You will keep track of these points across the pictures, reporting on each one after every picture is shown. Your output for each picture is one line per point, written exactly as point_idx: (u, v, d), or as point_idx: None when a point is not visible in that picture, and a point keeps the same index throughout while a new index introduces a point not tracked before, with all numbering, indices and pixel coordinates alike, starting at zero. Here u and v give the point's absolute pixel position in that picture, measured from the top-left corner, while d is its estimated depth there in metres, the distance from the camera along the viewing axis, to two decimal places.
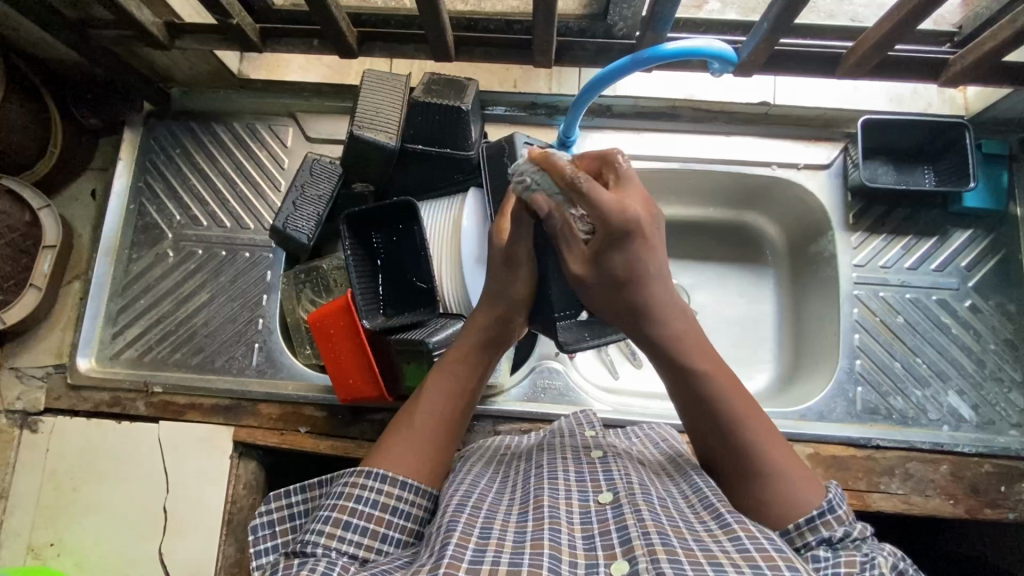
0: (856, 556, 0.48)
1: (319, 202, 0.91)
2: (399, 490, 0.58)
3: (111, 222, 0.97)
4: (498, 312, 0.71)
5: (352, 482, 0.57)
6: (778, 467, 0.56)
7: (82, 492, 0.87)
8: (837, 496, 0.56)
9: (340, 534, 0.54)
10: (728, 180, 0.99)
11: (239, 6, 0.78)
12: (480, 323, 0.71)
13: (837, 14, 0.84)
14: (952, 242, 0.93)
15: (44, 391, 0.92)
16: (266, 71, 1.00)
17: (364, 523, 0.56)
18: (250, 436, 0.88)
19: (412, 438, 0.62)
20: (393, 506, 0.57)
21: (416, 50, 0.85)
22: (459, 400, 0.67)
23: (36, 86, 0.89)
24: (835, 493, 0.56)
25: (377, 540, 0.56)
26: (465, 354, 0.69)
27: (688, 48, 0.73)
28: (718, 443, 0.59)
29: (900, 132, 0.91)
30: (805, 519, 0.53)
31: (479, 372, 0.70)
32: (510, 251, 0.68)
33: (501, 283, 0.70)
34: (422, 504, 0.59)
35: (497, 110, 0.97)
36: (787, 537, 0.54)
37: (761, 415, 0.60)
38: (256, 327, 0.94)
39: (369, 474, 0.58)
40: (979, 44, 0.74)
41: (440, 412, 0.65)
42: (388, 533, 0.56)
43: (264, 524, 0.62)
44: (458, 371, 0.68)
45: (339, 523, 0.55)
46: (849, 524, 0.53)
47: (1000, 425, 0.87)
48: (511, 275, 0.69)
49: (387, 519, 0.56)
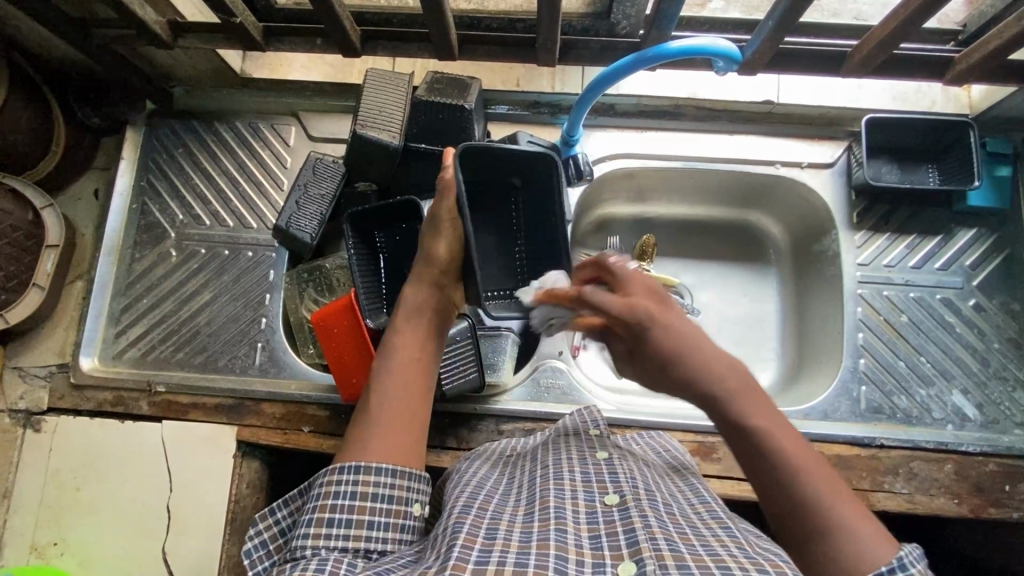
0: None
1: (323, 201, 0.91)
2: (375, 476, 0.57)
3: (113, 221, 0.97)
4: (426, 281, 0.70)
5: (328, 481, 0.56)
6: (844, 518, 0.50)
7: (85, 492, 0.87)
8: (912, 552, 0.48)
9: (325, 533, 0.54)
10: (732, 179, 0.99)
11: (242, 5, 0.78)
12: (412, 298, 0.70)
13: (841, 13, 0.84)
14: (956, 241, 0.93)
15: (47, 391, 0.92)
16: (268, 70, 1.00)
17: (347, 515, 0.55)
18: (252, 435, 0.87)
19: (368, 423, 0.61)
20: (372, 492, 0.56)
21: (421, 49, 0.84)
22: (411, 372, 0.65)
23: (39, 86, 0.89)
24: (909, 548, 0.48)
25: (365, 529, 0.55)
26: (404, 326, 0.68)
27: (692, 47, 0.73)
28: (778, 495, 0.52)
29: (905, 131, 0.90)
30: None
31: (426, 342, 0.68)
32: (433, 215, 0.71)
33: (425, 249, 0.71)
34: (404, 486, 0.58)
35: (500, 108, 0.97)
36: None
37: (825, 468, 0.53)
38: (259, 326, 0.94)
39: (342, 469, 0.57)
40: (984, 42, 0.74)
41: (389, 390, 0.63)
42: (375, 519, 0.56)
43: (256, 547, 0.61)
44: (398, 344, 0.66)
45: (323, 522, 0.55)
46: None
47: (1004, 424, 0.87)
48: (433, 237, 0.70)
49: (370, 505, 0.55)
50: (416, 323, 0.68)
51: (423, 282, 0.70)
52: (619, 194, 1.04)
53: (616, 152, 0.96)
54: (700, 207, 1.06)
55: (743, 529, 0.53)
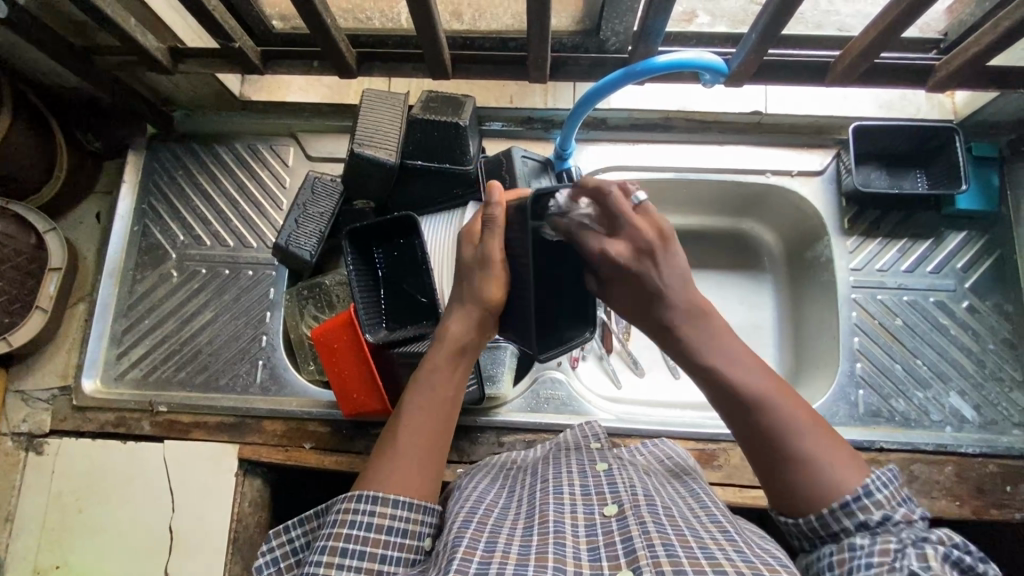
0: (891, 543, 0.48)
1: (321, 220, 0.93)
2: (393, 509, 0.57)
3: (115, 244, 0.98)
4: (470, 315, 0.69)
5: (346, 507, 0.57)
6: (803, 421, 0.55)
7: (87, 513, 0.87)
8: (885, 476, 0.53)
9: (338, 562, 0.54)
10: (724, 188, 1.00)
11: (240, 30, 0.80)
12: (453, 331, 0.69)
13: (824, 25, 0.85)
14: (947, 244, 0.95)
15: (49, 413, 0.92)
16: (267, 92, 1.02)
17: (361, 547, 0.55)
18: (254, 454, 0.88)
19: (394, 456, 0.61)
20: (388, 526, 0.56)
21: (414, 68, 0.87)
22: (441, 408, 0.65)
23: (42, 112, 0.91)
24: (880, 472, 0.53)
25: (377, 561, 0.55)
26: (443, 362, 0.68)
27: (679, 60, 0.75)
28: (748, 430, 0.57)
29: (891, 137, 0.92)
30: (839, 504, 0.51)
31: (458, 380, 0.68)
32: (485, 253, 0.68)
33: (472, 286, 0.69)
34: (419, 519, 0.58)
35: (493, 125, 0.98)
36: (822, 521, 0.52)
37: (816, 426, 0.55)
38: (260, 344, 0.94)
39: (360, 497, 0.57)
40: (965, 49, 0.75)
41: (419, 427, 0.64)
42: (388, 553, 0.56)
43: (268, 564, 0.61)
44: (434, 381, 0.67)
45: (336, 551, 0.54)
46: (891, 507, 0.51)
47: (1002, 425, 0.87)
48: (484, 278, 0.68)
49: (385, 538, 0.56)
50: (455, 360, 0.68)
51: (470, 324, 0.69)
52: None
53: (608, 165, 0.98)
54: (695, 217, 1.08)
55: (744, 530, 0.54)
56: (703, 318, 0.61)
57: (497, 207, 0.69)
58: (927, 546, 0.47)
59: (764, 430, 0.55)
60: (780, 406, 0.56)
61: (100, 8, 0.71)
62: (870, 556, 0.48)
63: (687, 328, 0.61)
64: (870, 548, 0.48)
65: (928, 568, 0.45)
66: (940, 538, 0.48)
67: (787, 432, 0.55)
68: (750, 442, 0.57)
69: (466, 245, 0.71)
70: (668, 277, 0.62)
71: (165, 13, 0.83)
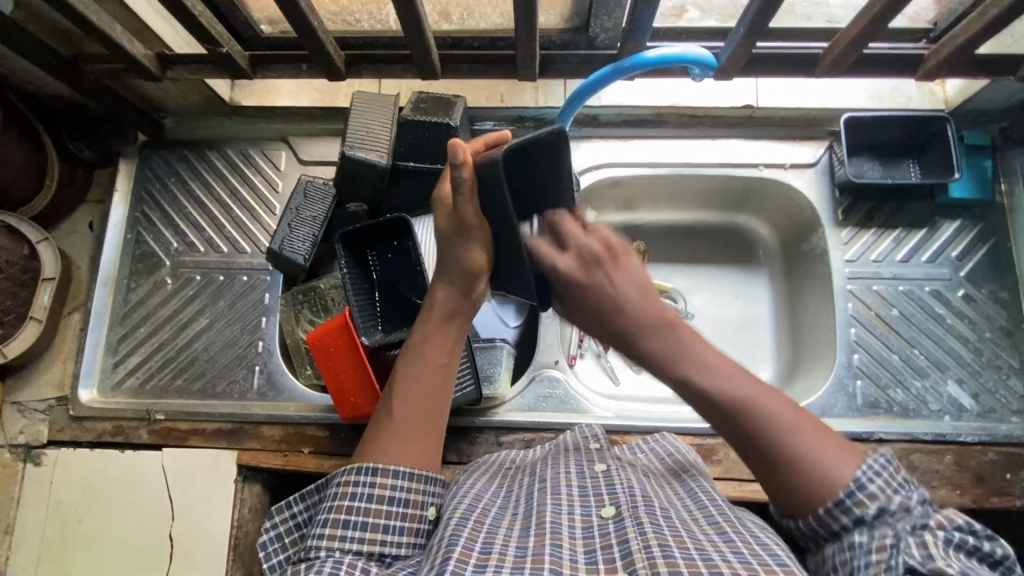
0: (891, 536, 0.48)
1: (315, 224, 0.92)
2: (393, 480, 0.58)
3: (109, 252, 0.98)
4: (455, 280, 0.68)
5: (346, 481, 0.57)
6: (788, 420, 0.53)
7: (87, 524, 0.87)
8: (877, 461, 0.51)
9: (340, 534, 0.55)
10: (717, 184, 1.00)
11: (228, 35, 0.80)
12: (441, 295, 0.68)
13: (813, 17, 0.85)
14: (942, 232, 0.94)
15: (46, 424, 0.92)
16: (256, 97, 1.00)
17: (363, 519, 0.55)
18: (253, 459, 0.88)
19: (391, 424, 0.61)
20: (389, 496, 0.57)
21: (404, 70, 0.86)
22: (436, 374, 0.65)
23: (32, 122, 0.90)
24: (872, 460, 0.51)
25: (380, 532, 0.56)
26: (432, 329, 0.67)
27: (669, 54, 0.74)
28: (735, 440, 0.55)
29: (882, 128, 0.92)
30: (834, 503, 0.50)
31: (453, 348, 0.67)
32: (461, 220, 0.65)
33: (452, 253, 0.67)
34: (420, 489, 0.59)
35: (486, 125, 0.99)
36: (821, 521, 0.51)
37: (794, 416, 0.54)
38: (256, 349, 0.94)
39: (360, 470, 0.58)
40: (952, 38, 0.75)
41: (417, 392, 0.63)
42: (390, 523, 0.56)
43: (272, 540, 0.62)
44: (426, 348, 0.66)
45: (338, 524, 0.55)
46: (885, 497, 0.49)
47: (1000, 412, 0.87)
48: (465, 246, 0.66)
49: (386, 509, 0.56)
50: (445, 325, 0.67)
51: (456, 284, 0.68)
52: (608, 203, 1.05)
53: (601, 162, 0.98)
54: (688, 212, 1.07)
55: (747, 522, 0.54)
56: (668, 327, 0.58)
57: (465, 168, 0.61)
58: (926, 534, 0.48)
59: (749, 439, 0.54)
60: (761, 412, 0.54)
61: (86, 16, 0.71)
62: (869, 555, 0.48)
63: (653, 337, 0.58)
64: (868, 547, 0.48)
65: (931, 558, 0.46)
66: (941, 522, 0.48)
67: (767, 432, 0.53)
68: (742, 453, 0.55)
69: (441, 214, 0.66)
70: (626, 283, 0.60)
71: (152, 20, 0.83)
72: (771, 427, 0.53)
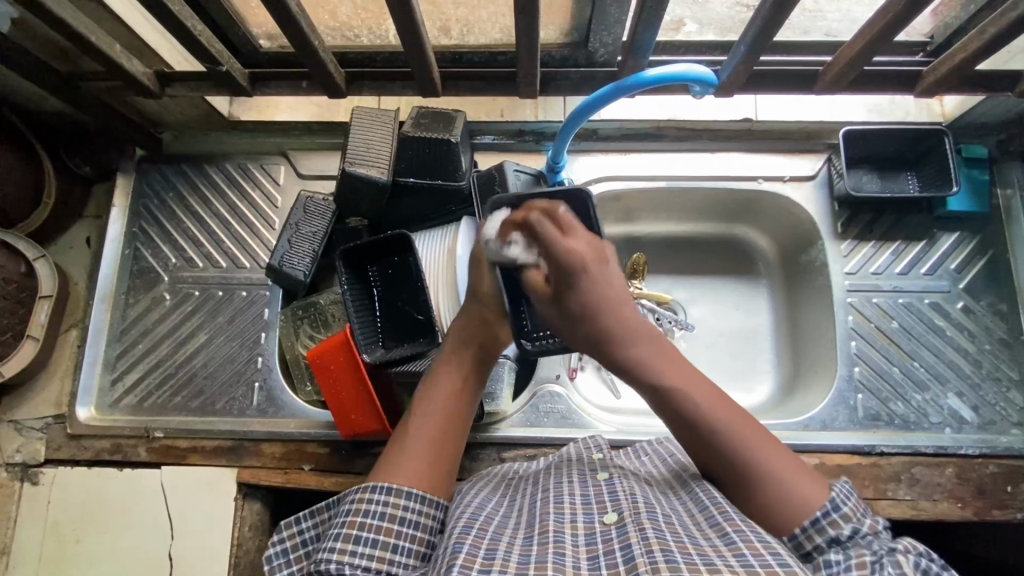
0: (865, 556, 0.47)
1: (314, 239, 0.92)
2: (406, 500, 0.57)
3: (106, 269, 0.97)
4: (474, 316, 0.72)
5: (359, 498, 0.57)
6: (750, 437, 0.58)
7: (86, 543, 0.86)
8: (843, 487, 0.56)
9: (351, 549, 0.54)
10: (718, 196, 1.01)
11: (227, 53, 0.79)
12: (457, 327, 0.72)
13: (811, 31, 0.86)
14: (940, 246, 0.95)
15: (43, 442, 0.91)
16: (256, 112, 1.02)
17: (374, 535, 0.55)
18: (253, 477, 0.87)
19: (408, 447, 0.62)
20: (400, 517, 0.56)
21: (404, 87, 0.87)
22: (451, 403, 0.67)
23: (28, 138, 0.90)
24: (840, 485, 0.56)
25: (389, 551, 0.55)
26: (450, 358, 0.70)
27: (669, 73, 0.75)
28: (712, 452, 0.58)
29: (882, 141, 0.93)
30: (811, 522, 0.53)
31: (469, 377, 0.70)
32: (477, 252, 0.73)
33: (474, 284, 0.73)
34: (430, 513, 0.58)
35: (485, 139, 0.99)
36: (796, 541, 0.54)
37: (769, 444, 0.58)
38: (255, 365, 0.93)
39: (374, 488, 0.57)
40: (952, 54, 0.76)
41: (432, 420, 0.65)
42: (400, 543, 0.56)
43: (277, 554, 0.62)
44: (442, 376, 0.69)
45: (350, 539, 0.54)
46: (856, 519, 0.53)
47: (1001, 425, 0.87)
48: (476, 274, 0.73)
49: (397, 528, 0.56)
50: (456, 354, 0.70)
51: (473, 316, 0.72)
52: (608, 215, 1.05)
53: (604, 176, 0.98)
54: (687, 224, 1.08)
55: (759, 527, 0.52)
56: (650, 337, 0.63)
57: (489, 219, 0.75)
58: (898, 554, 0.48)
59: (723, 446, 0.57)
60: (725, 428, 0.58)
61: (84, 37, 0.70)
62: (848, 570, 0.46)
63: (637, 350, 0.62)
64: (846, 563, 0.47)
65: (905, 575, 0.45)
66: (908, 547, 0.49)
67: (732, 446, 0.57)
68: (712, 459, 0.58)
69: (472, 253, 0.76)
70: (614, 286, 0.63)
71: (151, 38, 0.83)
72: (736, 437, 0.58)
